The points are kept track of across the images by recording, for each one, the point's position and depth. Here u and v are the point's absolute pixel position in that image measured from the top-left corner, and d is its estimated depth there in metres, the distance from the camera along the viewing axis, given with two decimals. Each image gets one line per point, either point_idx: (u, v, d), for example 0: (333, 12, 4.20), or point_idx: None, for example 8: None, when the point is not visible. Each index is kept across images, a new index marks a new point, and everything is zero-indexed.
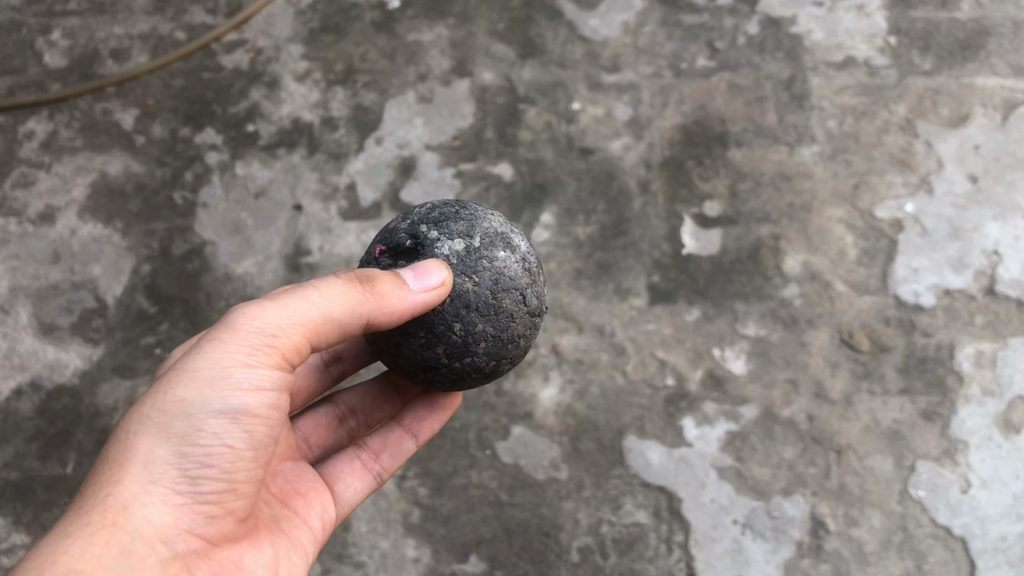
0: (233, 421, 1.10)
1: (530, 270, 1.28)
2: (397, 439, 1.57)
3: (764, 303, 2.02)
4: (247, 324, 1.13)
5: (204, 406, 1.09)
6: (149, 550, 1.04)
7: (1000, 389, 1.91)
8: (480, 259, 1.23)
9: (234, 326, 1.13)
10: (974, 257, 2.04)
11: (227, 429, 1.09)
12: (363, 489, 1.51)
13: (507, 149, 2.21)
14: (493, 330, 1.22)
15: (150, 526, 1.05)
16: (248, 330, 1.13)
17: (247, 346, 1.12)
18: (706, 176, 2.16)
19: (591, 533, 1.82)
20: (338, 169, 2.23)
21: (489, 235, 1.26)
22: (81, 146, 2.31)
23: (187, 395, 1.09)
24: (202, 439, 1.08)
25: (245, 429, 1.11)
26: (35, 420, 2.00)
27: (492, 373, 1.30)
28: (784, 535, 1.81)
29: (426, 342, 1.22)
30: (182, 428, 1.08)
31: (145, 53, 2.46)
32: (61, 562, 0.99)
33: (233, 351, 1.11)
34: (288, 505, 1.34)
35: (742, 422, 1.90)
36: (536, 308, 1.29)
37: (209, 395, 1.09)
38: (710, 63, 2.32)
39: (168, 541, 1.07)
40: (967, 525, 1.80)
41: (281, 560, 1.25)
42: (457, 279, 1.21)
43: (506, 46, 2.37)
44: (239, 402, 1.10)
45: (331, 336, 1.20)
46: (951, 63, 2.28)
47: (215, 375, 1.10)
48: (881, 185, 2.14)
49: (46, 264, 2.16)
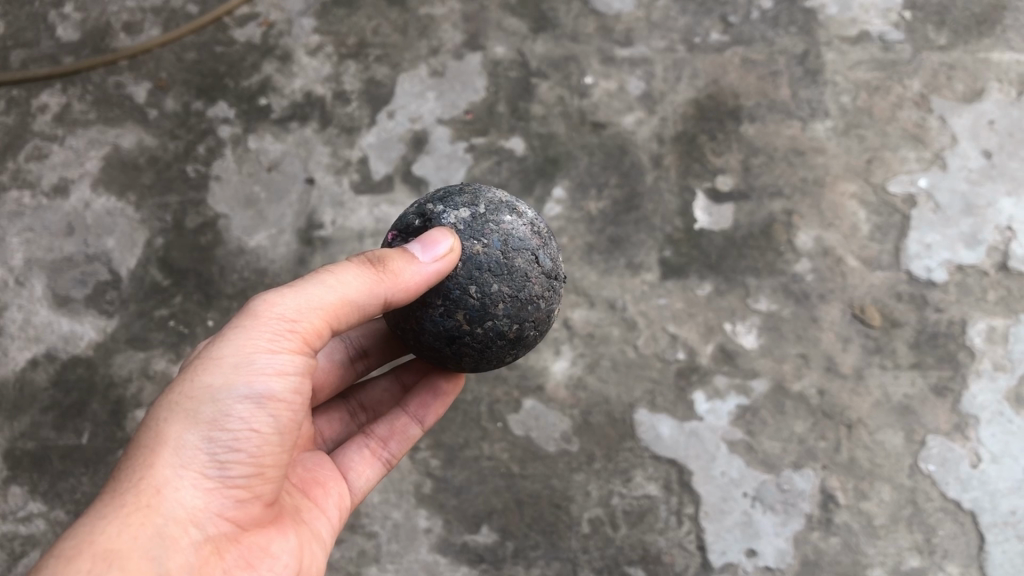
0: (259, 406, 1.11)
1: (540, 233, 1.29)
2: (403, 426, 1.56)
3: (776, 278, 2.02)
4: (268, 310, 1.14)
5: (230, 391, 1.10)
6: (181, 532, 1.06)
7: (1012, 364, 1.91)
8: (487, 223, 1.24)
9: (256, 313, 1.14)
10: (987, 233, 2.04)
11: (253, 414, 1.11)
12: (374, 477, 1.51)
13: (519, 124, 2.21)
14: (510, 290, 1.21)
15: (183, 510, 1.07)
16: (269, 316, 1.14)
17: (270, 331, 1.13)
18: (719, 151, 2.16)
19: (602, 505, 1.83)
20: (350, 143, 2.23)
21: (493, 203, 1.28)
22: (94, 119, 2.31)
23: (214, 380, 1.11)
24: (230, 424, 1.10)
25: (271, 413, 1.12)
26: (51, 391, 2.02)
27: (518, 342, 1.27)
28: (794, 508, 1.82)
29: (445, 309, 1.22)
30: (211, 413, 1.10)
31: (157, 26, 2.46)
32: (98, 541, 1.01)
33: (257, 335, 1.13)
34: (308, 494, 1.34)
35: (753, 396, 1.91)
36: (553, 271, 1.28)
37: (236, 380, 1.11)
38: (723, 37, 2.31)
39: (201, 522, 1.08)
40: (976, 499, 1.81)
41: (306, 547, 1.25)
42: (467, 243, 1.22)
43: (518, 20, 2.36)
44: (264, 387, 1.12)
45: (351, 322, 1.21)
46: (967, 38, 2.26)
47: (239, 360, 1.12)
48: (894, 160, 2.13)
49: (61, 237, 2.17)
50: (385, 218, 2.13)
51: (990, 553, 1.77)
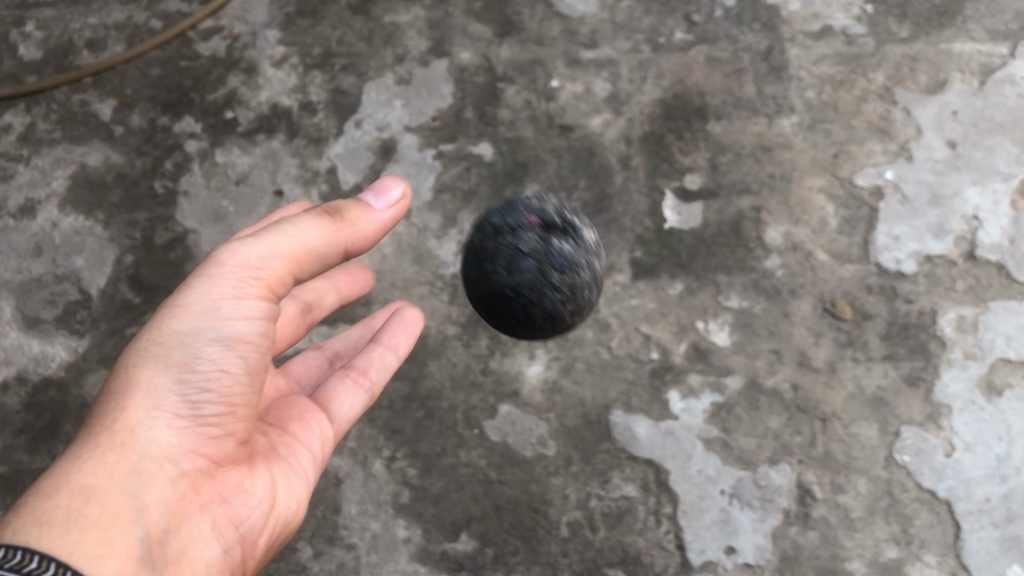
0: (226, 348, 1.14)
1: (597, 255, 1.36)
2: (379, 355, 1.52)
3: (746, 275, 2.02)
4: (233, 258, 1.16)
5: (197, 335, 1.13)
6: (154, 467, 1.10)
7: (982, 352, 1.92)
8: (573, 223, 1.32)
9: (222, 259, 1.16)
10: (954, 222, 2.05)
11: (223, 355, 1.14)
12: (359, 406, 1.47)
13: (487, 129, 2.21)
14: (572, 276, 1.27)
15: (155, 447, 1.11)
16: (233, 263, 1.15)
17: (235, 277, 1.15)
18: (686, 150, 2.17)
19: (580, 507, 1.83)
20: (318, 153, 2.23)
21: (583, 222, 1.37)
22: (59, 138, 2.30)
23: (181, 326, 1.13)
24: (198, 365, 1.13)
25: (238, 355, 1.15)
26: (22, 414, 2.00)
27: (545, 327, 1.30)
28: (771, 504, 1.83)
29: (510, 270, 1.26)
30: (178, 354, 1.13)
31: (121, 42, 2.44)
32: (75, 480, 1.05)
33: (220, 276, 1.15)
34: (285, 431, 1.36)
35: (728, 393, 1.91)
36: (596, 287, 1.34)
37: (201, 325, 1.13)
38: (687, 36, 2.31)
39: (172, 457, 1.13)
40: (951, 488, 1.82)
41: (283, 484, 1.29)
42: (588, 246, 1.32)
43: (483, 25, 2.36)
44: (232, 330, 1.14)
45: (313, 260, 1.23)
46: (928, 30, 2.27)
47: (202, 303, 1.14)
48: (861, 153, 2.14)
49: (29, 258, 2.16)
50: None
51: (966, 542, 1.78)
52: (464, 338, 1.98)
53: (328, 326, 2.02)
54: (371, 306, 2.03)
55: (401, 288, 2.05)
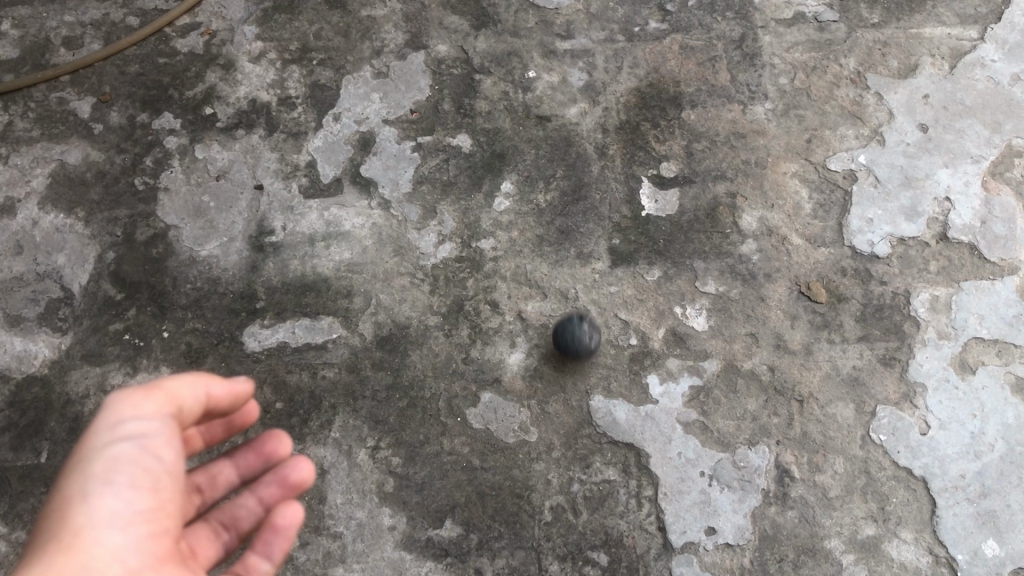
0: (147, 443, 1.18)
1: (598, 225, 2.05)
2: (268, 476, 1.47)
3: (722, 260, 2.06)
4: (125, 400, 1.20)
5: (118, 440, 1.16)
6: (104, 566, 1.05)
7: (955, 332, 1.95)
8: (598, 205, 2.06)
9: (112, 412, 1.19)
10: (925, 204, 2.09)
11: (150, 447, 1.18)
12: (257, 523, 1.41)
13: (465, 120, 2.27)
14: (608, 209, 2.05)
15: (105, 548, 1.07)
16: (129, 404, 1.20)
17: (137, 402, 1.21)
18: (662, 138, 2.22)
19: (563, 492, 1.84)
20: (297, 147, 2.24)
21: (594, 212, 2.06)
22: (38, 136, 2.29)
23: (100, 439, 1.16)
24: (124, 467, 1.15)
25: (159, 450, 1.19)
26: (5, 412, 1.94)
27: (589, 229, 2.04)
28: (750, 484, 1.84)
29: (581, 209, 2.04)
30: (103, 465, 1.14)
31: (98, 40, 2.45)
32: None
33: (117, 409, 1.19)
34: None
35: (706, 376, 1.94)
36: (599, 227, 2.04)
37: (121, 432, 1.17)
38: (662, 25, 2.40)
39: (123, 556, 1.08)
40: (927, 465, 1.83)
41: None
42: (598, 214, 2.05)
43: (460, 17, 2.43)
44: (146, 431, 1.19)
45: (181, 395, 1.26)
46: (899, 15, 2.38)
47: (110, 425, 1.18)
48: (834, 139, 2.19)
49: (9, 256, 2.12)
50: (336, 221, 2.14)
51: (942, 518, 1.79)
52: (445, 328, 2.00)
53: (311, 318, 2.02)
54: (353, 298, 2.04)
55: (382, 279, 2.06)
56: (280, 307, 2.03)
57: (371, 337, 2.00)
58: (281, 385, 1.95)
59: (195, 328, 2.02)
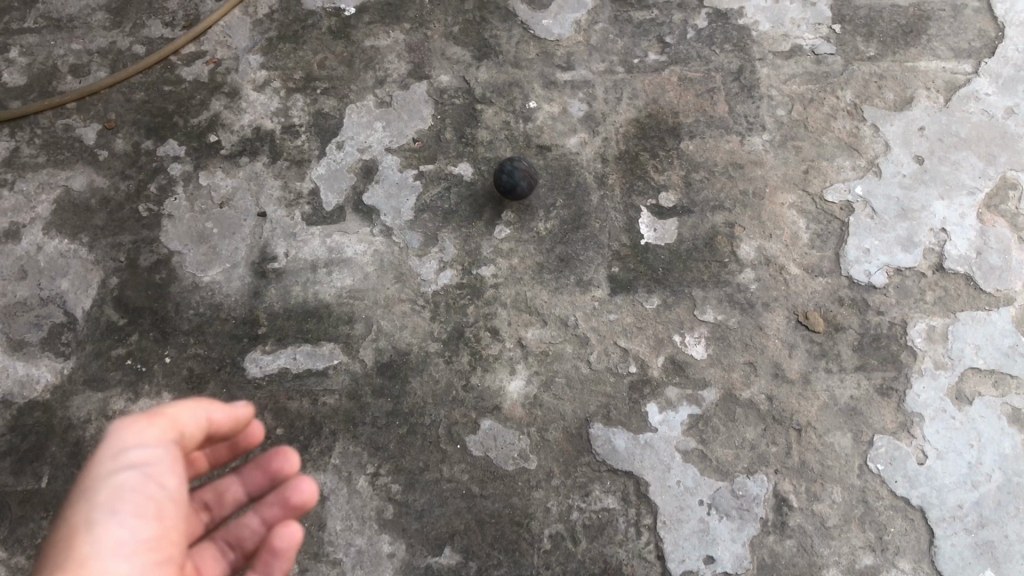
0: (150, 471, 1.19)
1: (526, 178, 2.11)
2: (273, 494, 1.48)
3: (721, 289, 2.07)
4: (127, 429, 1.21)
5: (122, 468, 1.17)
6: None
7: (951, 362, 1.97)
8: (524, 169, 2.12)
9: (115, 441, 1.20)
10: (922, 235, 2.12)
11: (153, 475, 1.19)
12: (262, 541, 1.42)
13: (466, 150, 2.29)
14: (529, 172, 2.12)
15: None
16: (132, 433, 1.21)
17: (140, 429, 1.22)
18: (661, 168, 2.25)
19: (562, 520, 1.84)
20: (301, 175, 2.27)
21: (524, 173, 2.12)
22: (43, 162, 2.31)
23: (105, 467, 1.17)
24: (128, 496, 1.15)
25: (161, 479, 1.20)
26: (7, 436, 1.95)
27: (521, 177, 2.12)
28: (749, 513, 1.84)
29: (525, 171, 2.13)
30: (109, 493, 1.15)
31: (104, 68, 2.48)
32: None
33: (120, 437, 1.20)
34: None
35: (705, 405, 1.95)
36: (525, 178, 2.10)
37: (124, 461, 1.18)
38: (661, 57, 2.44)
39: None
40: (924, 495, 1.84)
41: None
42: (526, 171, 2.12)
43: (461, 48, 2.47)
44: (149, 459, 1.20)
45: (184, 421, 1.27)
46: (895, 48, 2.42)
47: (114, 454, 1.18)
48: (831, 170, 2.22)
49: (13, 281, 2.14)
50: (338, 248, 2.16)
51: (939, 548, 1.80)
52: (445, 355, 2.01)
53: (312, 344, 2.03)
54: (354, 325, 2.06)
55: (383, 306, 2.08)
56: (282, 333, 2.05)
57: (371, 364, 2.01)
58: (281, 411, 1.96)
59: (196, 354, 2.03)
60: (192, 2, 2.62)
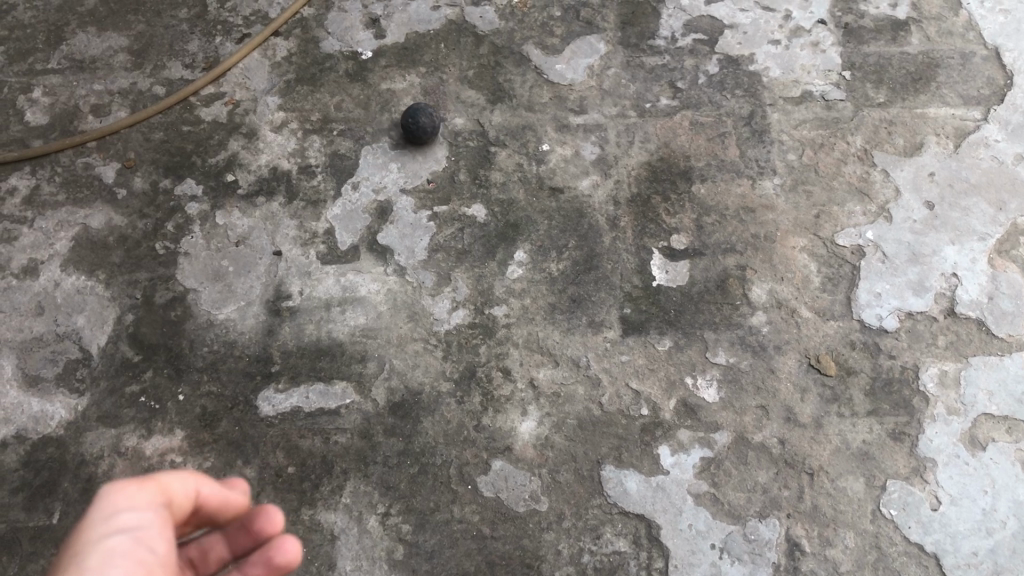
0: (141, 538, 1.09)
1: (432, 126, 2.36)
2: None
3: (733, 331, 2.08)
4: (112, 498, 1.12)
5: (111, 533, 1.08)
6: None
7: (964, 408, 1.97)
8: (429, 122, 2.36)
9: (99, 508, 1.11)
10: (933, 280, 2.13)
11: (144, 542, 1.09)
12: None
13: (480, 191, 2.32)
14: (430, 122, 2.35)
15: None
16: (117, 500, 1.12)
17: (127, 496, 1.14)
18: (673, 211, 2.27)
19: (572, 562, 1.83)
20: (316, 215, 2.30)
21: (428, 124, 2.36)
22: (63, 200, 2.34)
23: (92, 533, 1.07)
24: (120, 559, 1.05)
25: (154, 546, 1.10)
26: (20, 472, 1.95)
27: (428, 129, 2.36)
28: (761, 558, 1.83)
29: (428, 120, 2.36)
30: (98, 558, 1.03)
31: (125, 108, 2.53)
32: None
33: (107, 503, 1.11)
34: None
35: (716, 448, 1.95)
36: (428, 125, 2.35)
37: (112, 527, 1.09)
38: (672, 101, 2.48)
39: None
40: (938, 541, 1.82)
41: None
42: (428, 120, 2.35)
43: (476, 92, 2.52)
44: (138, 524, 1.11)
45: (173, 487, 1.20)
46: (904, 94, 2.45)
47: (102, 518, 1.09)
48: (841, 214, 2.24)
49: (31, 317, 2.15)
50: (352, 286, 2.18)
51: None
52: (457, 395, 2.02)
53: (325, 383, 2.04)
54: (366, 363, 2.07)
55: (396, 345, 2.09)
56: (295, 370, 2.06)
57: (384, 403, 2.02)
58: (293, 449, 1.96)
59: (209, 392, 2.04)
60: (212, 45, 2.67)
